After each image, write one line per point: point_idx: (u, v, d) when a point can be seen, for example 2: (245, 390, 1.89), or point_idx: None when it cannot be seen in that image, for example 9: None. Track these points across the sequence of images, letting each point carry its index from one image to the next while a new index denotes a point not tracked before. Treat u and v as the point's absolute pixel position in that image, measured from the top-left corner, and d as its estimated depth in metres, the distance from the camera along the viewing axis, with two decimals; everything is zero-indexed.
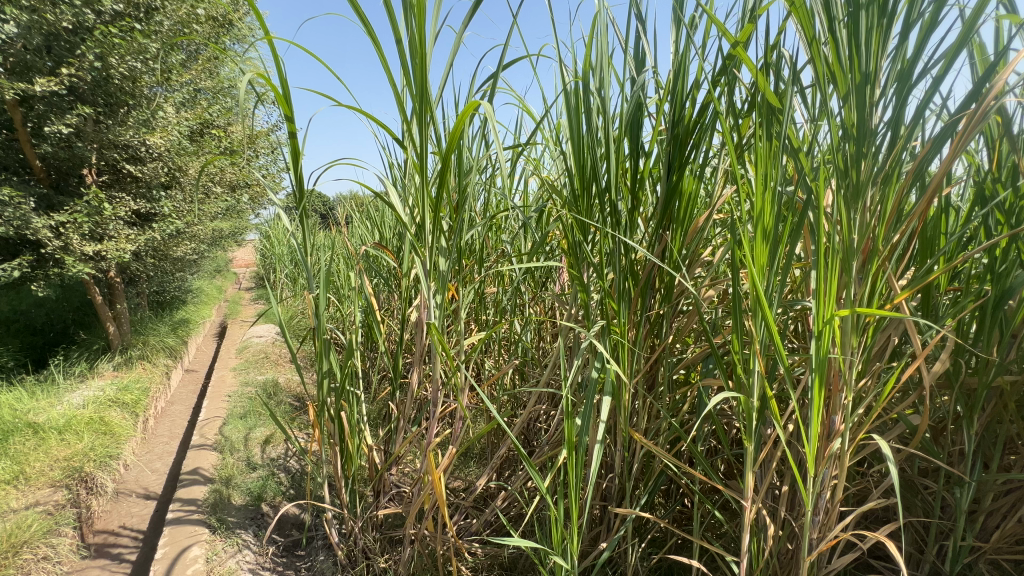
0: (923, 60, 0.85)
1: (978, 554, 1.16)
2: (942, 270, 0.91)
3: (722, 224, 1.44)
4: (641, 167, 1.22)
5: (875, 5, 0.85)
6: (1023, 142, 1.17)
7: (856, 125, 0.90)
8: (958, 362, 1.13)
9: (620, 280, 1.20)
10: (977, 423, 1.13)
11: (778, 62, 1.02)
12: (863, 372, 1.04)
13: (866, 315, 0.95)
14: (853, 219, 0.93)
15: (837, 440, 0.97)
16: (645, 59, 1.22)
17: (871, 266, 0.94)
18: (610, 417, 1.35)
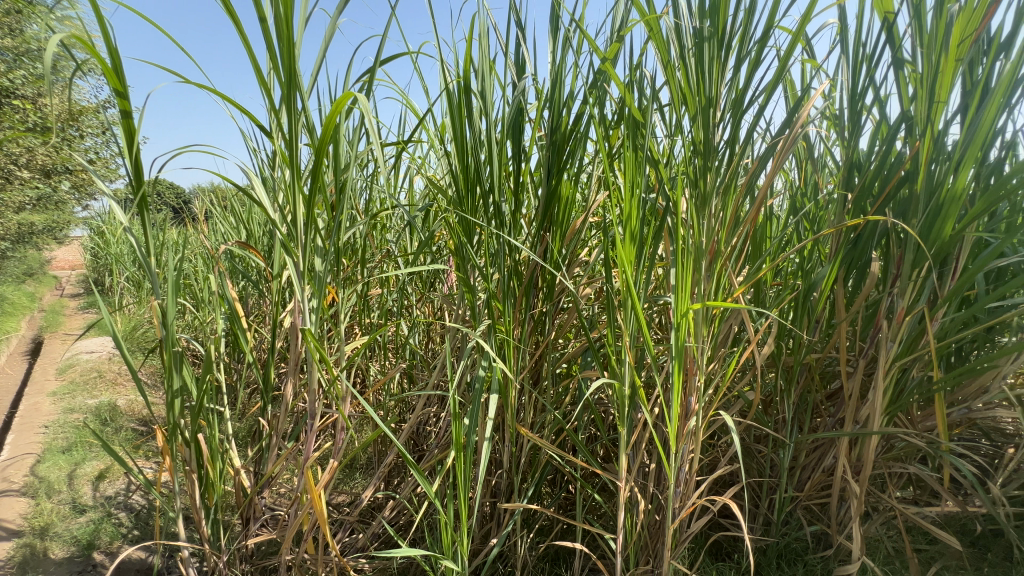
0: (751, 90, 1.01)
1: (797, 502, 1.41)
2: (767, 269, 1.09)
3: (597, 226, 1.55)
4: (523, 169, 1.26)
5: (716, 39, 0.99)
6: (821, 163, 1.45)
7: (703, 142, 1.03)
8: (780, 344, 1.36)
9: (505, 280, 1.23)
10: (794, 394, 1.37)
11: (641, 81, 1.12)
12: (712, 357, 1.19)
13: (713, 307, 1.10)
14: (702, 224, 1.06)
15: (693, 418, 1.10)
16: (525, 66, 1.27)
17: (717, 265, 1.08)
18: (498, 415, 1.38)
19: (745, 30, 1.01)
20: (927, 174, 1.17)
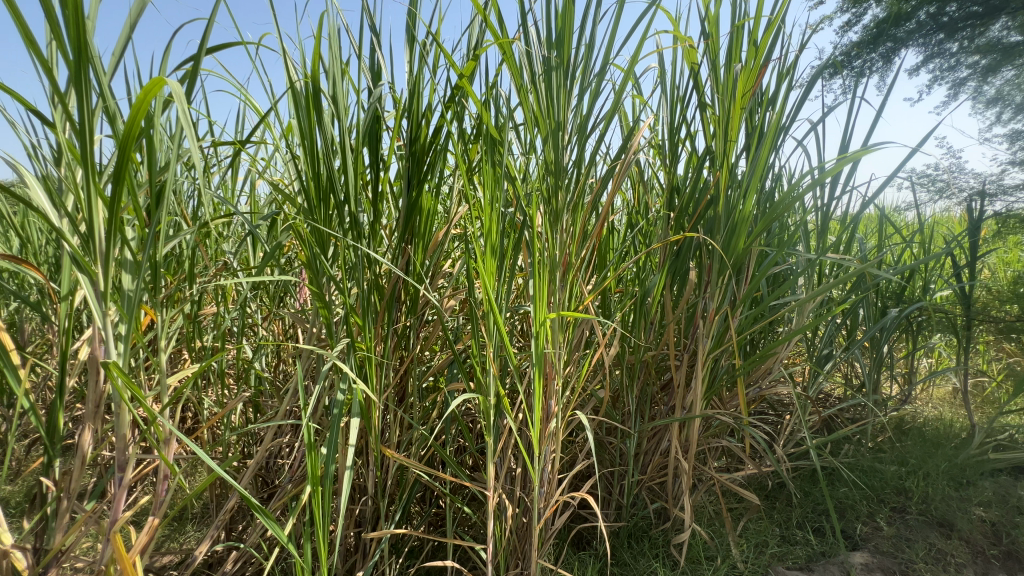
0: (592, 118, 1.13)
1: (641, 484, 1.59)
2: (611, 279, 1.22)
3: (459, 238, 1.56)
4: (381, 179, 1.22)
5: (561, 70, 1.08)
6: (649, 185, 1.68)
7: (554, 162, 1.12)
8: (624, 344, 1.53)
9: (365, 295, 1.16)
10: (636, 388, 1.55)
11: (496, 100, 1.17)
12: (568, 361, 1.29)
13: (567, 315, 1.19)
14: (555, 238, 1.15)
15: (553, 420, 1.18)
16: (380, 73, 1.22)
17: (570, 275, 1.18)
18: (360, 438, 1.30)
19: (586, 64, 1.12)
20: (726, 199, 1.43)
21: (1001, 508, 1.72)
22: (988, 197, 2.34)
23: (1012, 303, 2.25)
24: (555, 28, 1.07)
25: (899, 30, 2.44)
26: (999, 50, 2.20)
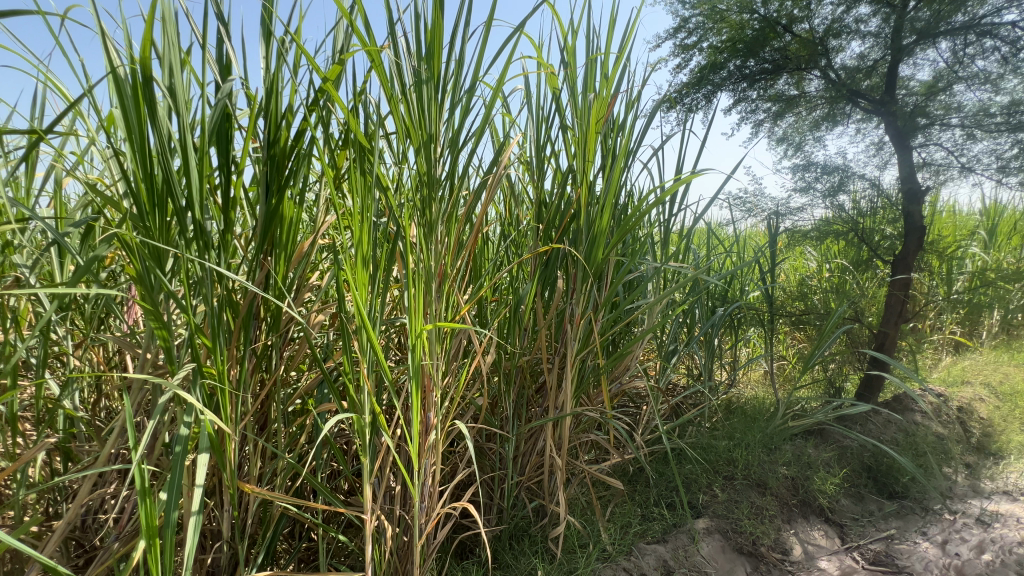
0: (463, 132, 1.16)
1: (521, 485, 1.66)
2: (485, 289, 1.27)
3: (327, 249, 1.48)
4: (234, 184, 1.09)
5: (432, 83, 1.10)
6: (519, 199, 1.77)
7: (427, 173, 1.12)
8: (500, 352, 1.59)
9: (215, 313, 1.03)
10: (512, 393, 1.62)
11: (365, 107, 1.14)
12: (446, 372, 1.31)
13: (444, 326, 1.21)
14: (430, 248, 1.16)
15: (432, 432, 1.18)
16: (229, 66, 1.10)
17: (445, 285, 1.19)
18: (211, 477, 1.14)
19: (456, 80, 1.15)
20: (587, 213, 1.57)
21: (797, 465, 2.15)
22: (780, 216, 2.94)
23: (799, 299, 2.88)
24: (425, 42, 1.09)
25: (715, 76, 2.95)
26: (783, 100, 2.81)
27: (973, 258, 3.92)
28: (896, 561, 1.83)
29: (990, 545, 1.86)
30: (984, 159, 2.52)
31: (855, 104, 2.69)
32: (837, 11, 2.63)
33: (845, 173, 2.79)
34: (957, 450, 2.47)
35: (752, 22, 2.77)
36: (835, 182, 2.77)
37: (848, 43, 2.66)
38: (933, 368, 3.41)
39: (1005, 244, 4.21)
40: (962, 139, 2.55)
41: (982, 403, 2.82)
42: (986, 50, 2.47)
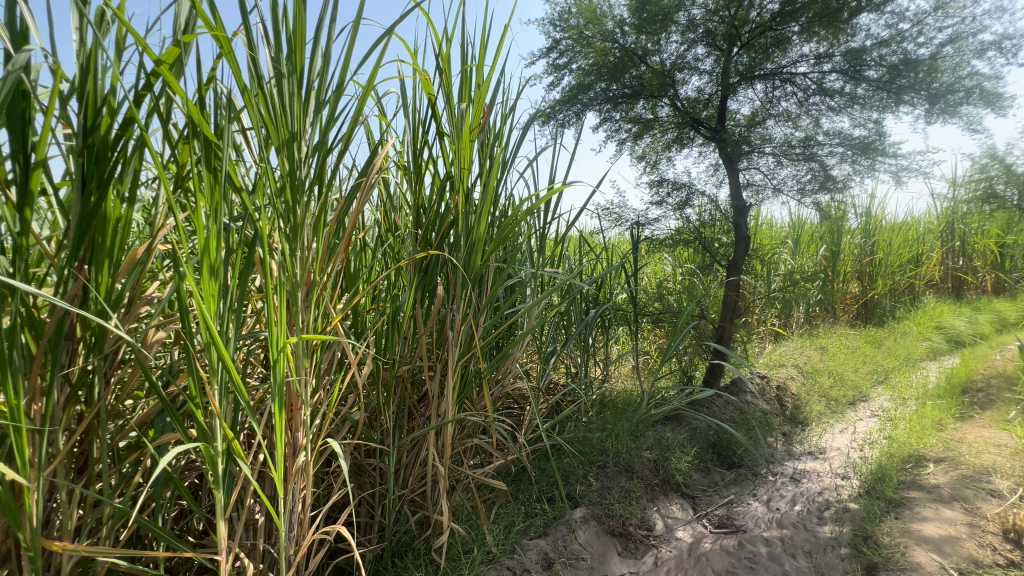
0: (331, 132, 1.11)
1: (403, 498, 1.62)
2: (358, 298, 1.24)
3: (168, 256, 1.29)
4: (34, 178, 0.90)
5: (295, 81, 1.03)
6: (396, 205, 1.74)
7: (291, 175, 1.05)
8: (378, 363, 1.55)
9: (8, 335, 0.83)
10: (392, 404, 1.59)
11: (214, 99, 1.02)
12: (316, 388, 1.25)
13: (313, 340, 1.15)
14: (295, 255, 1.08)
15: (301, 453, 1.12)
16: (25, 35, 0.91)
17: (314, 295, 1.13)
18: (5, 538, 0.92)
19: (321, 78, 1.10)
20: (465, 220, 1.60)
21: (657, 448, 2.41)
22: (641, 226, 3.28)
23: (656, 299, 3.30)
24: (286, 35, 1.01)
25: (584, 96, 3.21)
26: (641, 123, 3.18)
27: (784, 262, 4.78)
28: (735, 522, 2.12)
29: (800, 497, 2.27)
30: (788, 182, 3.09)
31: (697, 130, 3.14)
32: (680, 48, 3.01)
33: (690, 189, 3.22)
34: (776, 422, 2.99)
35: (614, 51, 3.06)
36: (683, 197, 3.19)
37: (689, 78, 3.07)
38: (759, 354, 4.08)
39: (806, 250, 5.20)
40: (773, 165, 3.10)
41: (793, 381, 3.44)
42: (788, 94, 3.05)
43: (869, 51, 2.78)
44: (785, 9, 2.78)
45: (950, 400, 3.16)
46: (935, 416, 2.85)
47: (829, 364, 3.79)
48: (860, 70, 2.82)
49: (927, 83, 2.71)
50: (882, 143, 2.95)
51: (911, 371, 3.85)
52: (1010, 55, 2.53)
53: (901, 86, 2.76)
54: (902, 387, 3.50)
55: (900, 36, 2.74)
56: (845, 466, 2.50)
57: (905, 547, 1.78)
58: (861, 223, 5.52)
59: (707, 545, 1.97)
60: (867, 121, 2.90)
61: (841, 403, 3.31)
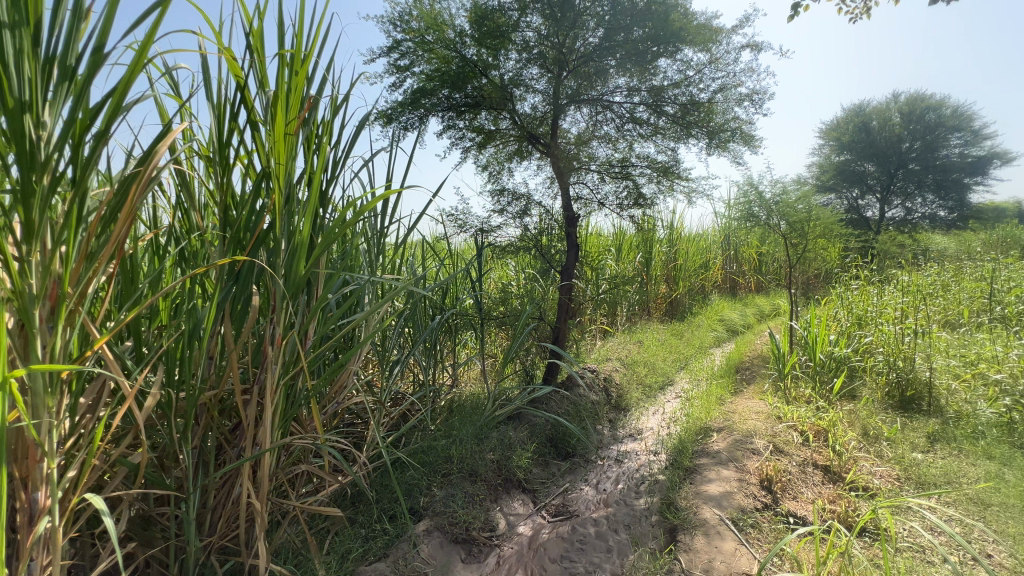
0: (85, 108, 0.89)
1: (209, 548, 1.39)
2: (131, 315, 1.01)
3: None
4: None
5: (21, 35, 0.79)
6: (197, 201, 1.48)
7: (20, 159, 0.81)
8: (170, 393, 1.30)
9: None
10: (191, 439, 1.35)
11: None
12: (72, 430, 0.99)
13: (61, 370, 0.91)
14: (29, 263, 0.84)
15: (44, 519, 0.88)
16: None
17: (61, 314, 0.89)
18: None
19: (69, 38, 0.87)
20: (285, 222, 1.44)
21: (500, 449, 2.50)
22: (484, 232, 3.37)
23: (499, 305, 3.35)
24: None
25: (426, 101, 3.17)
26: (483, 133, 3.28)
27: (610, 267, 5.41)
28: (568, 508, 2.30)
29: (621, 476, 2.57)
30: (610, 197, 3.50)
31: (534, 145, 3.35)
32: (517, 66, 3.17)
33: (528, 199, 3.43)
34: (604, 410, 3.35)
35: (455, 59, 3.09)
36: (522, 206, 3.38)
37: (526, 95, 3.25)
38: (591, 350, 4.54)
39: (627, 256, 5.97)
40: (598, 181, 3.47)
41: (617, 373, 3.90)
42: (608, 119, 3.44)
43: (667, 90, 3.28)
44: (604, 43, 3.13)
45: (728, 378, 3.92)
46: (718, 392, 3.51)
47: (644, 355, 4.39)
48: (661, 105, 3.32)
49: (706, 121, 3.32)
50: (678, 168, 3.52)
51: (702, 356, 4.68)
52: (759, 106, 3.24)
53: (690, 122, 3.33)
54: (696, 371, 4.23)
55: (688, 80, 3.29)
56: (656, 443, 2.91)
57: (696, 506, 2.13)
58: (667, 234, 6.55)
59: (544, 535, 2.10)
60: (667, 149, 3.44)
61: (654, 388, 3.87)
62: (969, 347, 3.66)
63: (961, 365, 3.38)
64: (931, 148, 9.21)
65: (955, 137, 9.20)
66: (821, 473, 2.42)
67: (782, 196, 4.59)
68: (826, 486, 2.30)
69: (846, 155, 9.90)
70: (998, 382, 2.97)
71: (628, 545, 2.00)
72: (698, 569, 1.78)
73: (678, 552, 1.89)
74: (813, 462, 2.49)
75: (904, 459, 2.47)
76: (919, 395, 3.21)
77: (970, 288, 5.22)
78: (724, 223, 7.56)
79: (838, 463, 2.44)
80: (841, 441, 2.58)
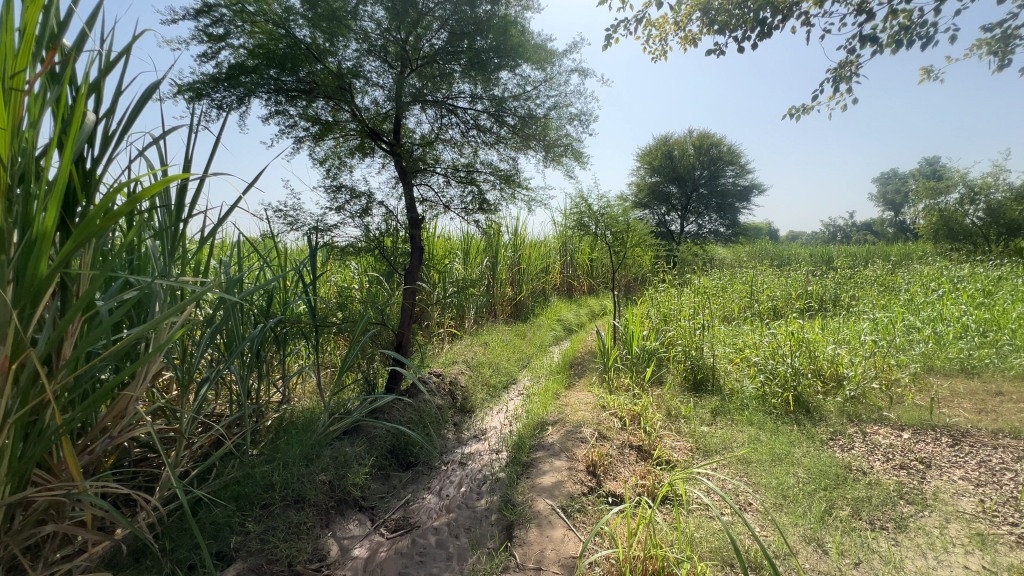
0: None
1: None
2: None
3: None
4: None
5: None
6: None
7: None
8: None
9: None
10: None
11: None
12: None
13: None
14: None
15: None
16: None
17: None
18: None
19: None
20: (12, 204, 1.07)
21: (334, 467, 2.31)
22: (319, 232, 3.08)
23: (336, 311, 3.10)
24: None
25: (247, 80, 2.76)
26: (319, 124, 2.99)
27: (457, 270, 5.44)
28: (408, 521, 2.22)
29: (464, 479, 2.58)
30: (455, 201, 3.51)
31: (377, 142, 3.19)
32: (357, 56, 2.95)
33: (370, 198, 3.24)
34: (449, 414, 3.34)
35: (284, 37, 2.74)
36: (363, 205, 3.17)
37: (368, 89, 3.07)
38: (438, 354, 4.51)
39: (474, 260, 6.08)
40: (443, 184, 3.45)
41: (463, 375, 3.94)
42: (453, 124, 3.45)
43: (508, 102, 3.41)
44: (448, 47, 3.11)
45: (564, 373, 4.26)
46: (555, 388, 3.78)
47: (490, 356, 4.52)
48: (503, 115, 3.44)
49: (542, 136, 3.55)
50: (519, 177, 3.69)
51: (542, 355, 5.01)
52: (586, 127, 3.58)
53: (528, 135, 3.52)
54: (537, 369, 4.50)
55: (527, 95, 3.48)
56: (498, 442, 3.00)
57: (532, 500, 2.23)
58: (511, 239, 6.87)
59: (382, 555, 1.98)
60: (508, 158, 3.58)
61: (498, 388, 4.00)
62: (738, 337, 4.59)
63: (734, 351, 4.21)
64: (715, 177, 11.39)
65: (730, 170, 11.50)
66: (635, 453, 2.75)
67: (606, 210, 5.17)
68: (639, 464, 2.63)
69: (657, 177, 11.67)
70: (756, 363, 3.76)
71: (467, 550, 1.99)
72: (530, 561, 1.85)
73: (513, 548, 1.95)
74: (630, 444, 2.82)
75: (696, 433, 2.96)
76: (706, 377, 3.91)
77: (739, 290, 6.57)
78: (562, 231, 8.24)
79: (648, 442, 2.82)
80: (650, 423, 2.98)
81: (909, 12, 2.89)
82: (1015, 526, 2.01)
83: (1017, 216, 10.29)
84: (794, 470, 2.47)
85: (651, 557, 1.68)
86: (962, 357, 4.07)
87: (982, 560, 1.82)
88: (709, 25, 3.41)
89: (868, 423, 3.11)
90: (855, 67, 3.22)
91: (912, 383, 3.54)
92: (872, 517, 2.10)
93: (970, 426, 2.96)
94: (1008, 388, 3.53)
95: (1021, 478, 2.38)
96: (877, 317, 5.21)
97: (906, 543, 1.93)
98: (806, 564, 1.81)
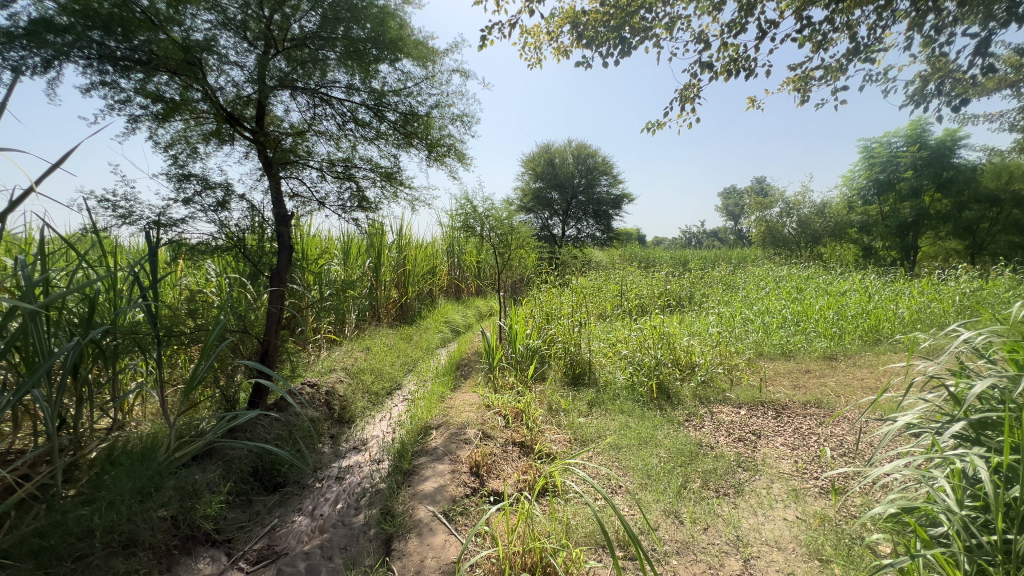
0: None
1: None
2: None
3: None
4: None
5: None
6: None
7: None
8: None
9: None
10: None
11: None
12: None
13: None
14: None
15: None
16: None
17: None
18: None
19: None
20: None
21: (178, 499, 1.99)
22: (161, 227, 2.63)
23: (183, 319, 2.68)
24: None
25: (55, 40, 2.21)
26: (161, 102, 2.55)
27: (335, 271, 5.09)
28: (274, 549, 2.02)
29: (340, 495, 2.41)
30: (331, 197, 3.26)
31: (237, 128, 2.84)
32: (209, 28, 2.58)
33: (227, 190, 2.86)
34: (324, 427, 3.10)
35: None
36: (218, 197, 2.79)
37: (224, 68, 2.71)
38: (314, 363, 4.17)
39: (355, 261, 5.74)
40: (317, 178, 3.19)
41: (341, 383, 3.68)
42: (327, 114, 3.20)
43: (388, 96, 3.26)
44: (320, 32, 2.88)
45: (449, 375, 4.22)
46: (440, 390, 3.72)
47: (372, 362, 4.30)
48: (382, 109, 3.28)
49: (424, 133, 3.46)
50: (400, 175, 3.56)
51: (428, 358, 4.91)
52: (468, 128, 3.59)
53: (409, 132, 3.41)
54: (422, 372, 4.39)
55: (407, 90, 3.35)
56: (379, 451, 2.87)
57: (412, 508, 2.15)
58: (396, 239, 6.63)
59: None
60: (389, 154, 3.43)
61: (380, 394, 3.82)
62: (611, 333, 4.96)
63: (608, 346, 4.53)
64: (591, 185, 12.25)
65: (604, 179, 12.45)
66: (518, 449, 2.82)
67: (491, 211, 5.23)
68: (521, 459, 2.69)
69: (539, 183, 12.26)
70: (626, 356, 4.11)
71: (341, 570, 1.86)
72: (409, 572, 1.78)
73: (392, 561, 1.85)
74: (513, 440, 2.88)
75: (574, 425, 3.13)
76: (583, 371, 4.18)
77: (612, 290, 7.14)
78: (449, 232, 8.17)
79: (530, 437, 2.90)
80: (532, 419, 3.08)
81: (736, 47, 3.39)
82: (817, 479, 2.46)
83: (818, 227, 12.74)
84: (657, 451, 2.74)
85: (529, 550, 1.72)
86: (781, 343, 4.90)
87: (796, 510, 2.19)
88: (578, 38, 3.64)
89: (714, 403, 3.57)
90: (696, 90, 3.69)
91: (747, 367, 4.16)
92: (716, 486, 2.40)
93: (787, 400, 3.58)
94: (813, 366, 4.33)
95: (822, 439, 2.92)
96: (721, 312, 6.04)
97: (742, 504, 2.25)
98: (665, 535, 2.01)
